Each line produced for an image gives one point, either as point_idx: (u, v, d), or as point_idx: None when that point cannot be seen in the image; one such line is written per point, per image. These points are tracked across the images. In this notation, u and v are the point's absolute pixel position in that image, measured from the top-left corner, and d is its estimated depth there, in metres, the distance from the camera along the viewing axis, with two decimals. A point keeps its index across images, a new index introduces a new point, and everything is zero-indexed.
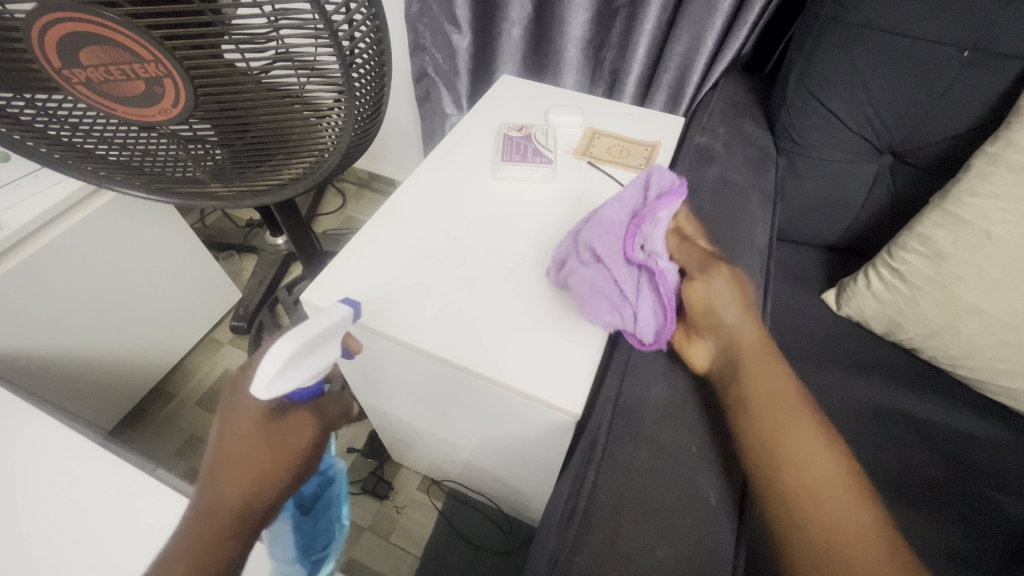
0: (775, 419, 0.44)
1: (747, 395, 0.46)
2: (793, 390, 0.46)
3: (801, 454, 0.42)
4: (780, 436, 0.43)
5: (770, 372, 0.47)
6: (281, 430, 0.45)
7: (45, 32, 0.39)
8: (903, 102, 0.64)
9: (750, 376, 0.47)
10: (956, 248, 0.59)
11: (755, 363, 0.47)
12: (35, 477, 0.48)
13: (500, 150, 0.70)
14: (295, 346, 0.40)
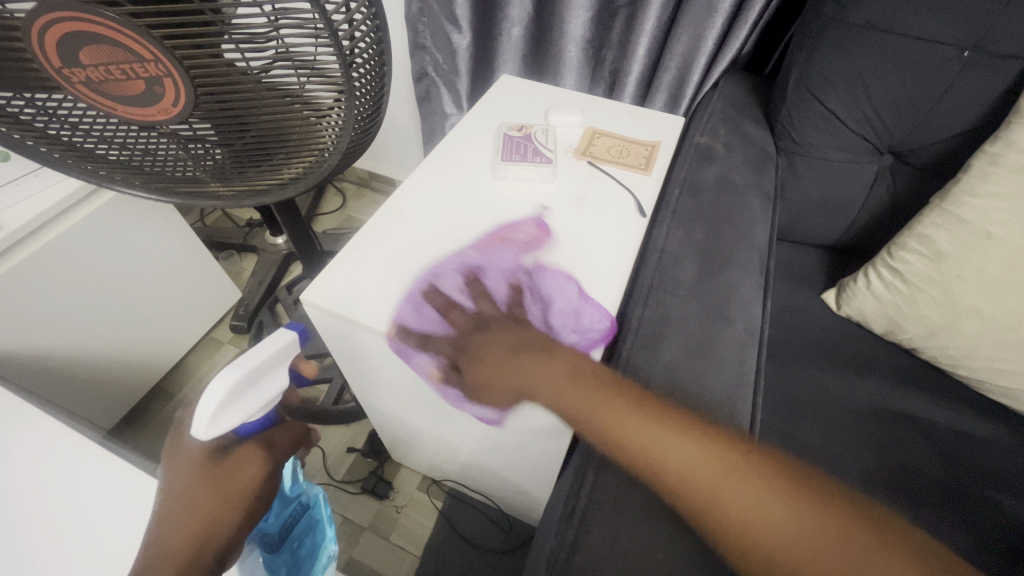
0: (718, 497, 0.40)
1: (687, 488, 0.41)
2: (708, 458, 0.42)
3: (761, 527, 0.39)
4: (732, 514, 0.39)
5: (685, 449, 0.42)
6: (220, 474, 0.44)
7: (45, 31, 0.39)
8: (903, 102, 0.64)
9: (675, 465, 0.42)
10: (956, 248, 0.59)
11: (672, 449, 0.42)
12: (34, 475, 0.48)
13: (500, 150, 0.70)
14: (231, 381, 0.41)
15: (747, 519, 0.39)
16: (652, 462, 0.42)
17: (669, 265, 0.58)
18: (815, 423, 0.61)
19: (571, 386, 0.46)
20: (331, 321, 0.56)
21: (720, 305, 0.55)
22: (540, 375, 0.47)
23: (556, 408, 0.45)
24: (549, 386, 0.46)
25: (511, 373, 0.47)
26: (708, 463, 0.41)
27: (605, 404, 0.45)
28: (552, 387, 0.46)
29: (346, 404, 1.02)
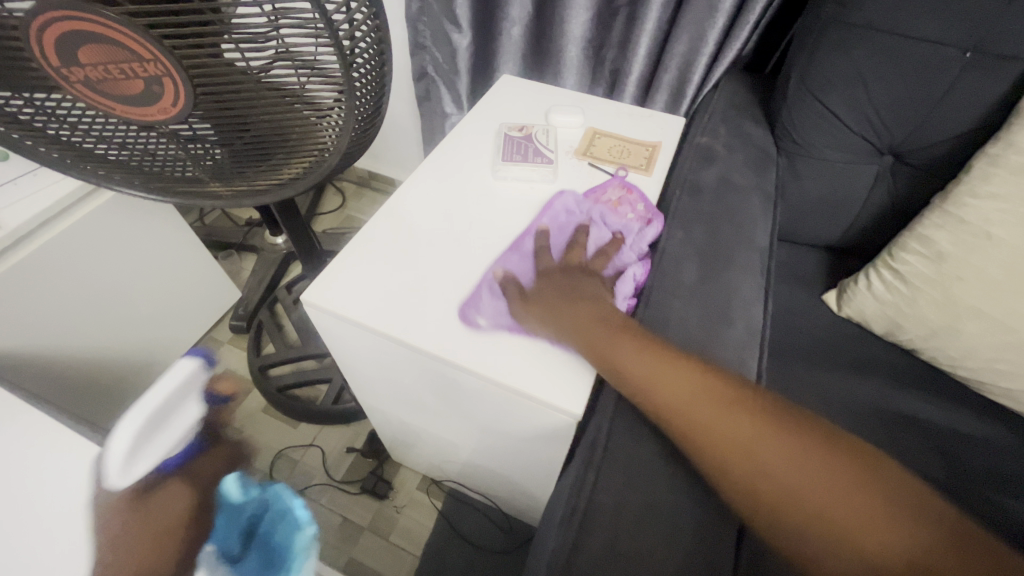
0: (745, 455, 0.40)
1: (711, 449, 0.41)
2: (708, 394, 0.43)
3: (785, 484, 0.38)
4: (745, 450, 0.40)
5: (711, 408, 0.42)
6: (148, 514, 0.42)
7: (44, 30, 0.38)
8: (904, 102, 0.64)
9: (703, 424, 0.42)
10: (957, 249, 0.59)
11: (704, 411, 0.42)
12: (16, 474, 0.47)
13: (500, 150, 0.70)
14: (134, 427, 0.40)
15: (773, 477, 0.38)
16: (685, 422, 0.43)
17: (670, 265, 0.58)
18: None
19: (601, 325, 0.49)
20: (332, 320, 0.56)
21: (721, 306, 0.55)
22: (589, 313, 0.50)
23: (584, 335, 0.49)
24: (570, 326, 0.50)
25: (575, 311, 0.50)
26: (742, 424, 0.41)
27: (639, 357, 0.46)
28: (579, 324, 0.49)
29: (346, 404, 1.02)
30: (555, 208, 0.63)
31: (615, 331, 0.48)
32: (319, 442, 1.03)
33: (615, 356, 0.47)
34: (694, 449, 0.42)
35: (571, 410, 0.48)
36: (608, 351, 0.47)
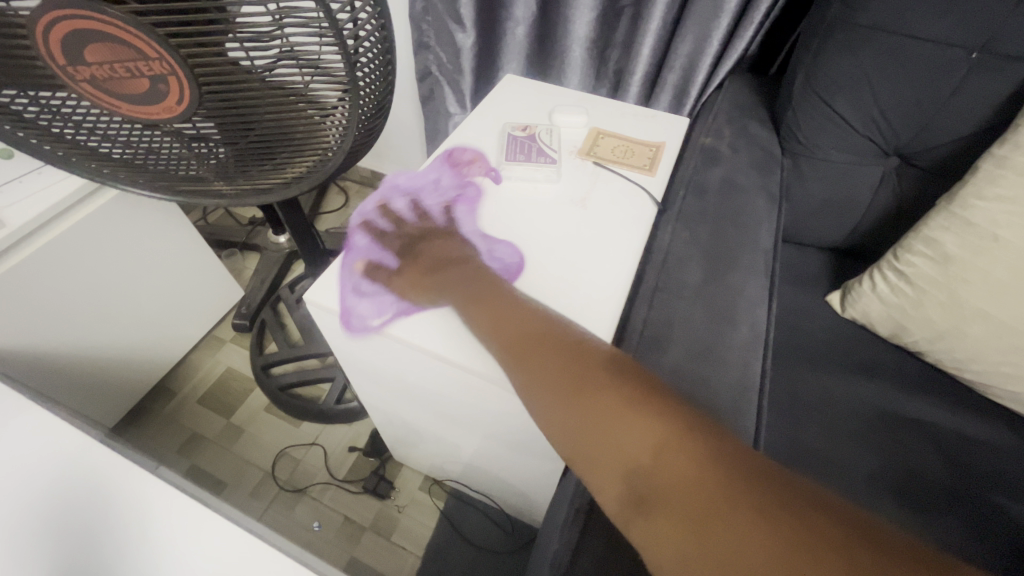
0: (655, 468, 0.36)
1: (613, 465, 0.38)
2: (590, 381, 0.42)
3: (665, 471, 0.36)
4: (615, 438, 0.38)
5: (620, 416, 0.39)
6: None
7: (50, 27, 0.39)
8: (910, 104, 0.64)
9: (606, 440, 0.38)
10: (962, 251, 0.59)
11: (610, 424, 0.39)
12: (34, 468, 0.53)
13: (504, 150, 0.70)
14: None
15: (680, 489, 0.35)
16: (590, 439, 0.39)
17: (673, 267, 0.58)
18: (819, 426, 0.61)
19: (473, 292, 0.49)
20: (333, 320, 0.56)
21: (725, 308, 0.55)
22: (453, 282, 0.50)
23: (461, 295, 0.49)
24: (447, 289, 0.50)
25: (434, 278, 0.50)
26: (654, 436, 0.38)
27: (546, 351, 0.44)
28: (453, 284, 0.50)
29: (348, 403, 1.02)
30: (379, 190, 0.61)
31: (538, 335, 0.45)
32: (321, 441, 1.03)
33: (519, 347, 0.45)
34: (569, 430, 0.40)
35: None
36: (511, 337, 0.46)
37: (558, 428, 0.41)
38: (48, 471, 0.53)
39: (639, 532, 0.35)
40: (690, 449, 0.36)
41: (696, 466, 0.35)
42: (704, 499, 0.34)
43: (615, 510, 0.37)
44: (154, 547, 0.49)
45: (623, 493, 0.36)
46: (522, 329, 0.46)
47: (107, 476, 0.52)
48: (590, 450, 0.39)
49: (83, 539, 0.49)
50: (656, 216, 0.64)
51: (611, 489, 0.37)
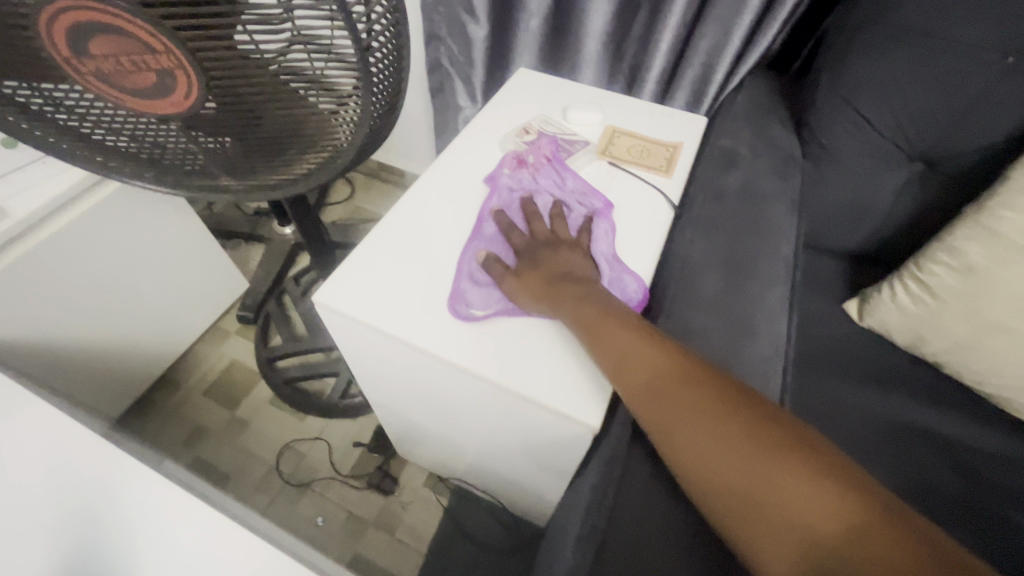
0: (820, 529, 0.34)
1: (772, 524, 0.36)
2: (700, 409, 0.41)
3: (783, 503, 0.36)
4: (730, 466, 0.38)
5: (774, 473, 0.37)
6: None
7: (54, 19, 0.38)
8: (940, 108, 0.61)
9: (720, 471, 0.38)
10: (989, 263, 0.57)
11: (772, 481, 0.37)
12: (46, 464, 0.55)
13: (517, 144, 0.69)
14: None
15: (857, 558, 0.33)
16: (743, 492, 0.37)
17: (692, 274, 0.56)
18: (832, 437, 0.60)
19: (613, 321, 0.47)
20: (343, 322, 0.55)
21: (744, 317, 0.54)
22: (587, 304, 0.49)
23: (587, 323, 0.48)
24: (570, 305, 0.49)
25: (559, 291, 0.51)
26: (811, 494, 0.35)
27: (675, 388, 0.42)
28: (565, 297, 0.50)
29: (354, 398, 1.02)
30: (503, 184, 0.64)
31: (648, 356, 0.45)
32: (325, 435, 1.02)
33: (646, 382, 0.43)
34: (681, 458, 0.40)
35: (588, 423, 0.48)
36: (636, 373, 0.44)
37: (701, 479, 0.39)
38: (57, 469, 0.54)
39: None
40: (857, 512, 0.34)
41: (821, 489, 0.35)
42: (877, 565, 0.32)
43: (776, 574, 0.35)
44: (158, 549, 0.50)
45: (747, 518, 0.37)
46: (649, 363, 0.44)
47: (111, 476, 0.53)
48: (745, 505, 0.37)
49: (88, 545, 0.51)
50: (673, 220, 0.64)
51: (778, 555, 0.35)
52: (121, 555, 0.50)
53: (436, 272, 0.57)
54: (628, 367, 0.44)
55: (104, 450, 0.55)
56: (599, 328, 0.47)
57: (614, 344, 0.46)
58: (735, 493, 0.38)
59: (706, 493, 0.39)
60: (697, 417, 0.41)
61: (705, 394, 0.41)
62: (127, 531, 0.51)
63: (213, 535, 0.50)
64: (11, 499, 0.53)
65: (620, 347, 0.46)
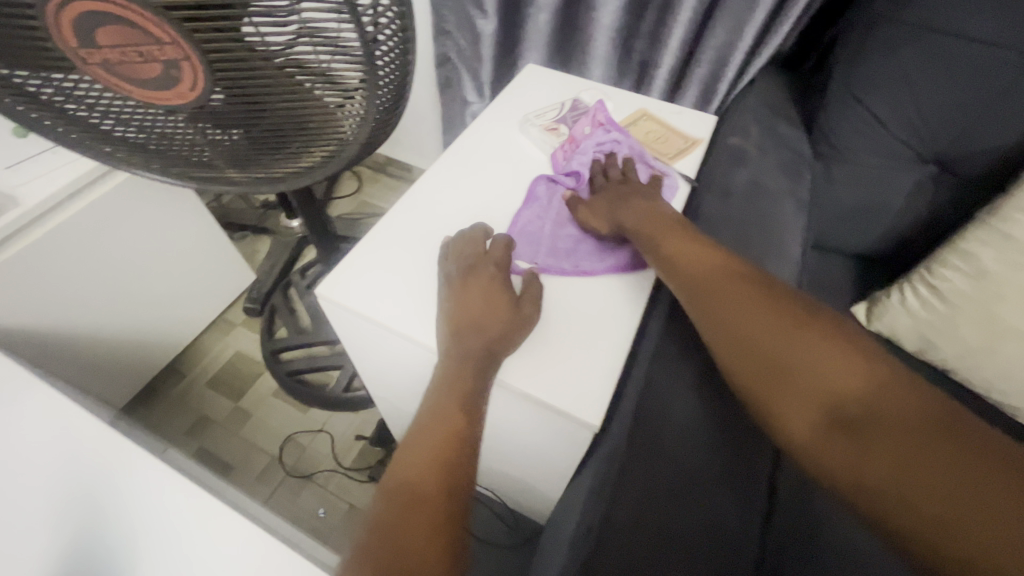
0: (844, 394, 0.38)
1: (800, 392, 0.40)
2: (747, 290, 0.45)
3: (808, 364, 0.40)
4: (757, 338, 0.43)
5: (806, 347, 0.41)
6: None
7: (61, 8, 0.38)
8: (955, 109, 0.60)
9: (757, 341, 0.43)
10: (1002, 267, 0.56)
11: (797, 351, 0.41)
12: (49, 449, 0.56)
13: (546, 114, 0.72)
14: None
15: (880, 415, 0.36)
16: (764, 359, 0.42)
17: None
18: None
19: (654, 221, 0.54)
20: (343, 314, 0.56)
21: None
22: (639, 209, 0.56)
23: (640, 226, 0.54)
24: (635, 218, 0.55)
25: (617, 214, 0.57)
26: (855, 376, 0.38)
27: (733, 304, 0.45)
28: (639, 218, 0.55)
29: (357, 391, 1.02)
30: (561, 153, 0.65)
31: (701, 257, 0.49)
32: (328, 428, 1.03)
33: (684, 277, 0.49)
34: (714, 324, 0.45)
35: (586, 423, 0.48)
36: (682, 284, 0.48)
37: (736, 359, 0.43)
38: (59, 454, 0.55)
39: (832, 445, 0.37)
40: (882, 378, 0.38)
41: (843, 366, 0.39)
42: (896, 417, 0.36)
43: (807, 436, 0.38)
44: (157, 534, 0.50)
45: (787, 398, 0.40)
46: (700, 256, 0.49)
47: (115, 463, 0.54)
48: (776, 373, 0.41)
49: (89, 529, 0.51)
50: (677, 221, 0.63)
51: (804, 414, 0.39)
52: (120, 542, 0.51)
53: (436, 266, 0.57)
54: (666, 259, 0.51)
55: (109, 438, 0.56)
56: (655, 243, 0.52)
57: (659, 243, 0.52)
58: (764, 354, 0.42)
59: (742, 380, 0.43)
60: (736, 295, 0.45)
61: (759, 284, 0.46)
62: (126, 518, 0.51)
63: (213, 523, 0.50)
64: (16, 481, 0.54)
65: (674, 245, 0.51)
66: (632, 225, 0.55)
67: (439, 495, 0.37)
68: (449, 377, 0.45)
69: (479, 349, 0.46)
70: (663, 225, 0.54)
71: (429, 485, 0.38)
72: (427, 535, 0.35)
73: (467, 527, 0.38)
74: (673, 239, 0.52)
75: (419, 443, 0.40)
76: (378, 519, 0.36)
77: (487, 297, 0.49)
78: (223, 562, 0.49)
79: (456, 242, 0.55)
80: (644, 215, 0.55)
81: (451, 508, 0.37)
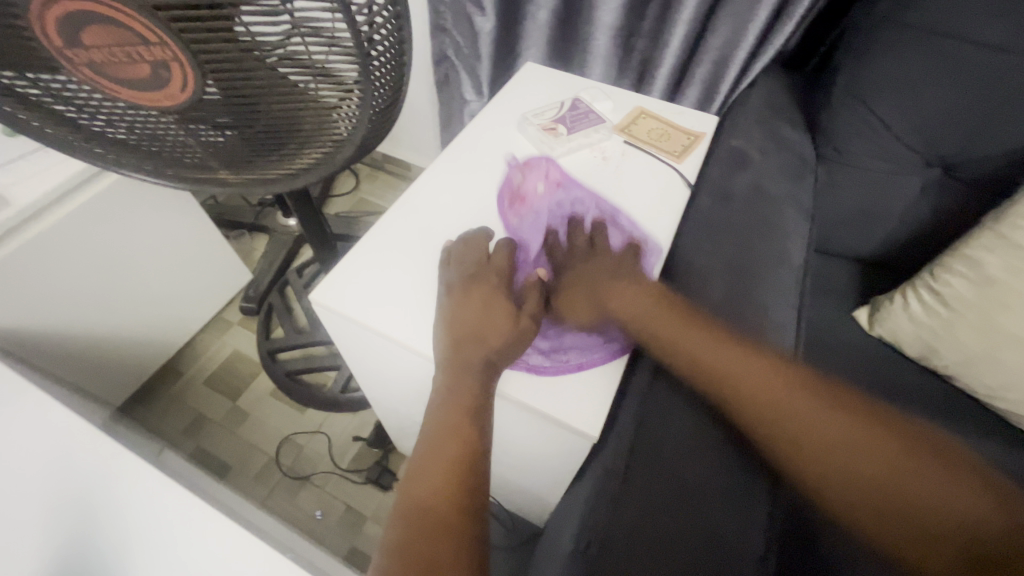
0: (898, 483, 0.40)
1: (869, 495, 0.40)
2: (768, 375, 0.45)
3: (859, 464, 0.41)
4: (803, 440, 0.42)
5: (837, 429, 0.42)
6: None
7: (46, 9, 0.37)
8: (961, 112, 0.59)
9: (791, 422, 0.43)
10: (1006, 274, 0.55)
11: (841, 450, 0.41)
12: (40, 455, 0.55)
13: (545, 112, 0.71)
14: None
15: (933, 505, 0.39)
16: (816, 458, 0.41)
17: (696, 281, 0.55)
18: None
19: (646, 296, 0.50)
20: (339, 320, 0.55)
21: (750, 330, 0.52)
22: (623, 294, 0.51)
23: (625, 308, 0.50)
24: (618, 302, 0.51)
25: (607, 304, 0.51)
26: (899, 462, 0.41)
27: (765, 394, 0.44)
28: (628, 305, 0.50)
29: (354, 392, 1.02)
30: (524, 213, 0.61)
31: (700, 329, 0.48)
32: (325, 429, 1.03)
33: (700, 361, 0.46)
34: (756, 425, 0.44)
35: (585, 433, 0.47)
36: (694, 364, 0.46)
37: (785, 454, 0.42)
38: (51, 461, 0.55)
39: (903, 542, 0.38)
40: (914, 459, 0.41)
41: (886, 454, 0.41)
42: (934, 503, 0.39)
43: (886, 540, 0.39)
44: (150, 543, 0.50)
45: (846, 495, 0.40)
46: (705, 340, 0.47)
47: (108, 469, 0.54)
48: (827, 473, 0.41)
49: (82, 537, 0.51)
50: (678, 225, 0.62)
51: (880, 524, 0.39)
52: (113, 550, 0.50)
53: (433, 271, 0.56)
54: (668, 341, 0.48)
55: (102, 443, 0.55)
56: (649, 317, 0.49)
57: (663, 344, 0.48)
58: (807, 453, 0.42)
59: (799, 474, 0.42)
60: (754, 371, 0.45)
61: (773, 365, 0.46)
62: (119, 526, 0.51)
63: (207, 532, 0.50)
64: (6, 488, 0.53)
65: (663, 308, 0.49)
66: (627, 321, 0.50)
67: (451, 511, 0.37)
68: (449, 385, 0.44)
69: (478, 362, 0.45)
70: (652, 309, 0.49)
71: (442, 507, 0.37)
72: (447, 560, 0.35)
73: (484, 531, 0.38)
74: (666, 329, 0.48)
75: (426, 462, 0.40)
76: (398, 548, 0.36)
77: (486, 303, 0.49)
78: (218, 569, 0.48)
79: (458, 248, 0.55)
80: (636, 301, 0.50)
81: (467, 527, 0.37)
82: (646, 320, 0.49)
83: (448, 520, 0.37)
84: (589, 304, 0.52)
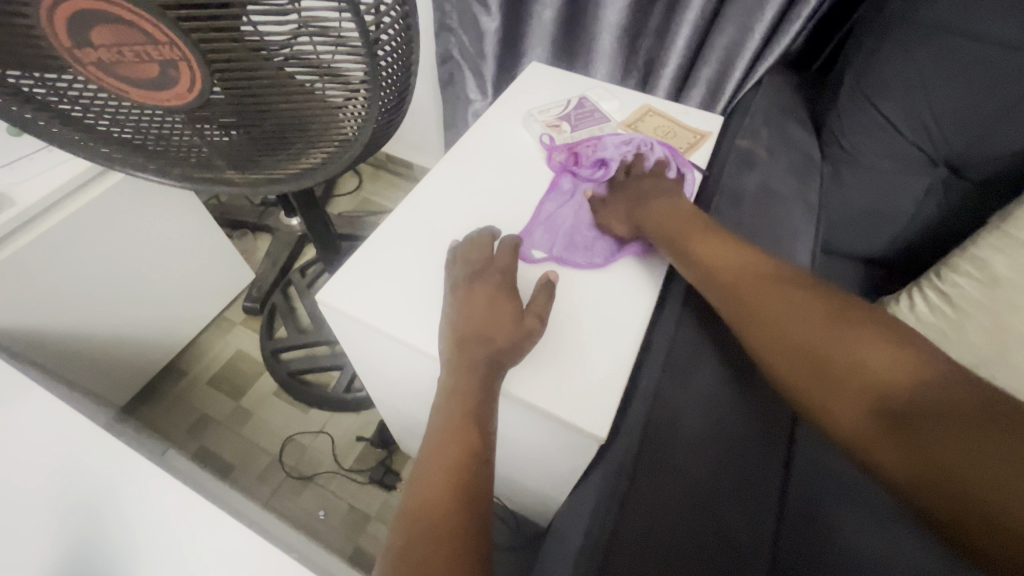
0: (872, 375, 0.39)
1: (830, 379, 0.41)
2: (754, 271, 0.49)
3: (831, 351, 0.42)
4: (774, 327, 0.45)
5: (807, 320, 0.44)
6: None
7: (54, 7, 0.37)
8: (969, 111, 0.59)
9: (765, 318, 0.46)
10: (1014, 274, 0.55)
11: (809, 331, 0.43)
12: (45, 454, 0.55)
13: (551, 110, 0.71)
14: None
15: (913, 403, 0.37)
16: (782, 343, 0.44)
17: None
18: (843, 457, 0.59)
19: (678, 215, 0.55)
20: (344, 320, 0.55)
21: None
22: (664, 205, 0.57)
23: (661, 221, 0.55)
24: (655, 216, 0.56)
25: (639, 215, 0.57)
26: (878, 361, 0.40)
27: (748, 285, 0.48)
28: (663, 216, 0.56)
29: (358, 391, 1.02)
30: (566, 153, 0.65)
31: (704, 234, 0.53)
32: (328, 428, 1.02)
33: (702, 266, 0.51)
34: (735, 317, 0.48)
35: (593, 434, 0.47)
36: (704, 266, 0.51)
37: (755, 336, 0.46)
38: (56, 460, 0.54)
39: (863, 429, 0.38)
40: (891, 354, 0.40)
41: (858, 344, 0.41)
42: (900, 394, 0.38)
43: (840, 426, 0.39)
44: (156, 541, 0.50)
45: (797, 372, 0.43)
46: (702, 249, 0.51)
47: (114, 468, 0.53)
48: (789, 354, 0.44)
49: (88, 536, 0.51)
50: None
51: (835, 404, 0.40)
52: (119, 549, 0.50)
53: (438, 270, 0.56)
54: (679, 238, 0.53)
55: (108, 441, 0.55)
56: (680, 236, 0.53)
57: (678, 240, 0.53)
58: (777, 338, 0.45)
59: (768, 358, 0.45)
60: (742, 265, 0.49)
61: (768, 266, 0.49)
62: (125, 525, 0.51)
63: (212, 530, 0.50)
64: (12, 485, 0.53)
65: (684, 220, 0.54)
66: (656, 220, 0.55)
67: (453, 514, 0.37)
68: (454, 388, 0.44)
69: (483, 363, 0.45)
70: (684, 221, 0.55)
71: (445, 510, 0.37)
72: (447, 562, 0.35)
73: (487, 534, 0.38)
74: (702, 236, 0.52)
75: (429, 465, 0.40)
76: (400, 552, 0.36)
77: (490, 304, 0.48)
78: (224, 569, 0.48)
79: (463, 247, 0.54)
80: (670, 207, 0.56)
81: (468, 528, 0.37)
82: (670, 229, 0.54)
83: (450, 523, 0.37)
84: (628, 214, 0.58)
